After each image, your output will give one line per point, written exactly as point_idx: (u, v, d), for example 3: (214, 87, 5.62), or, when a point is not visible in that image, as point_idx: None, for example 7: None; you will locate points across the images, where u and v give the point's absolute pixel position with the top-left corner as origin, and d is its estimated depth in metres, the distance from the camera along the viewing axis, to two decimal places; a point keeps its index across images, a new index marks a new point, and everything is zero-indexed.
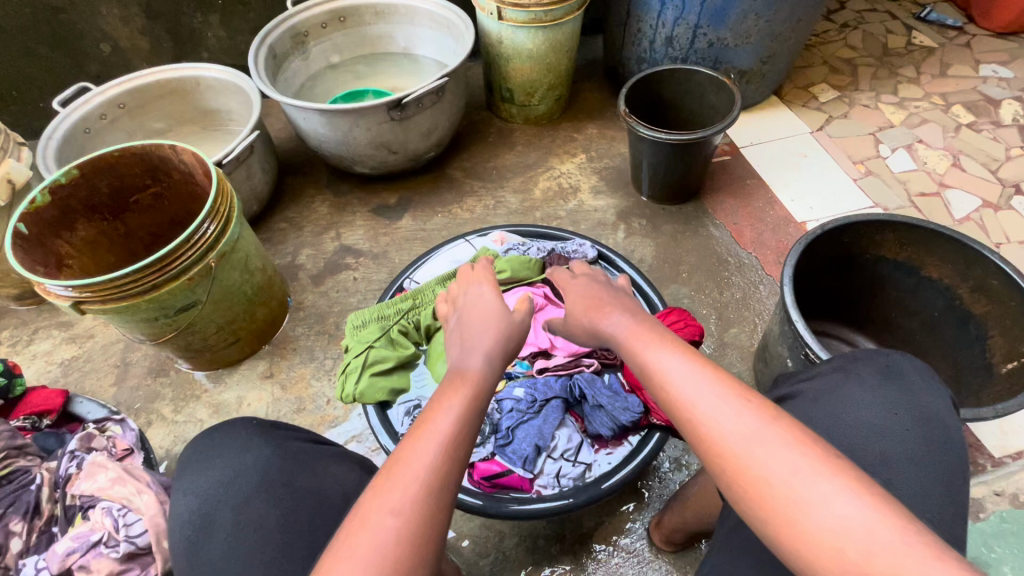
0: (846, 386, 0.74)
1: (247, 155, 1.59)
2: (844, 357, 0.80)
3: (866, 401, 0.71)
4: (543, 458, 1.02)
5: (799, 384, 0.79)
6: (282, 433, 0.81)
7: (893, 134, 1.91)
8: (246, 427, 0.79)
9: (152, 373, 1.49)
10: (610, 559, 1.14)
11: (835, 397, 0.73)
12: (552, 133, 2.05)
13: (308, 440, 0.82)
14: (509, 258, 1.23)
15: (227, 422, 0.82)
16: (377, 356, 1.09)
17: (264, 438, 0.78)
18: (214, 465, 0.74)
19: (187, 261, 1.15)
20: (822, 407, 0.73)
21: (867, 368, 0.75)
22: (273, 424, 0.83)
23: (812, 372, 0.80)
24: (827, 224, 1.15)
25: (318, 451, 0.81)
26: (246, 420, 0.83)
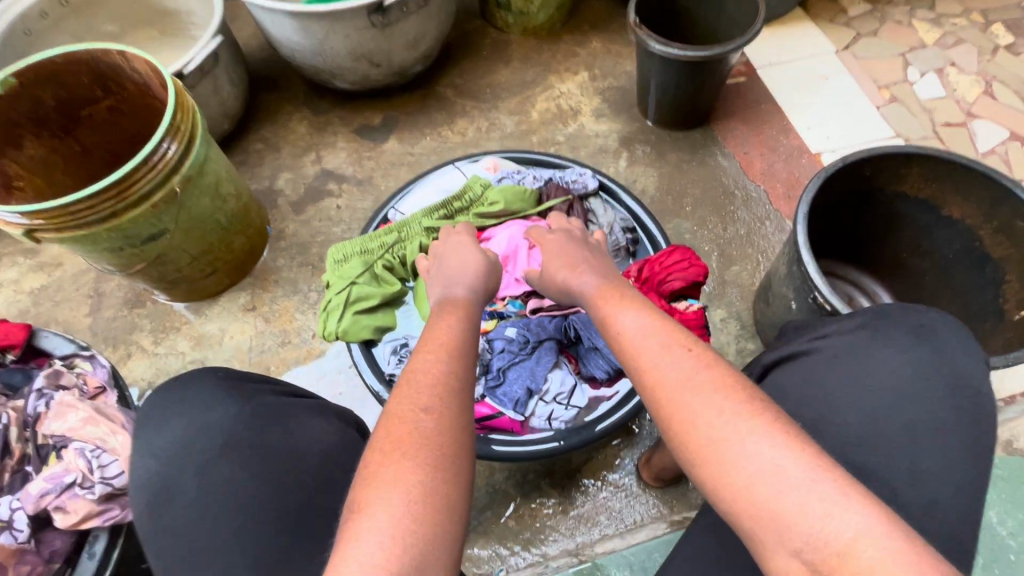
0: (872, 347, 0.64)
1: (213, 65, 1.42)
2: (868, 309, 0.69)
3: (893, 365, 0.62)
4: (535, 400, 0.99)
5: (818, 339, 0.68)
6: (251, 386, 0.75)
7: (924, 56, 1.75)
8: (212, 380, 0.73)
9: (128, 304, 1.43)
10: (598, 493, 1.16)
11: (857, 360, 0.63)
12: (552, 46, 1.85)
13: (280, 392, 0.77)
14: (502, 188, 1.12)
15: (187, 374, 0.75)
16: (361, 294, 1.03)
17: (231, 393, 0.72)
18: (175, 422, 0.69)
19: (148, 186, 1.05)
20: (841, 371, 0.64)
21: (896, 327, 0.65)
22: (240, 374, 0.77)
23: (832, 324, 0.69)
24: (850, 155, 1.06)
25: (292, 403, 0.76)
26: (213, 368, 0.77)
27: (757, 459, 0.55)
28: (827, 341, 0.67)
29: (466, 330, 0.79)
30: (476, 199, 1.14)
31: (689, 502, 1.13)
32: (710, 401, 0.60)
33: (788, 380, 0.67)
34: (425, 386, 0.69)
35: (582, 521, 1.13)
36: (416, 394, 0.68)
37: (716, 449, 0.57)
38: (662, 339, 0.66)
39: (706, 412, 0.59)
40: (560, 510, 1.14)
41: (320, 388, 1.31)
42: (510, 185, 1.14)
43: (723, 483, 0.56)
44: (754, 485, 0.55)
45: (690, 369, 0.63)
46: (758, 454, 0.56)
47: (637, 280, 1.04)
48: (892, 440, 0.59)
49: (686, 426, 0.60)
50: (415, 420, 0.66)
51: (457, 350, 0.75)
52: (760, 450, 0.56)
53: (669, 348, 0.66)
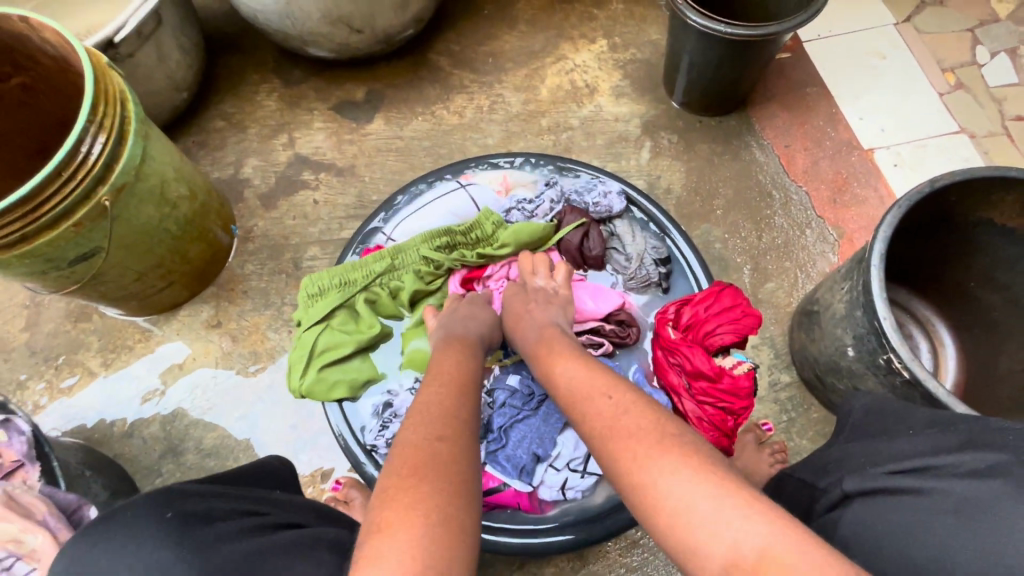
0: (1010, 505, 0.47)
1: (155, 27, 1.16)
2: (1000, 441, 0.53)
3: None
4: (543, 467, 0.90)
5: (921, 478, 0.54)
6: (210, 530, 0.53)
7: (995, 33, 1.51)
8: (146, 532, 0.50)
9: (70, 317, 1.23)
10: (612, 550, 1.03)
11: (990, 521, 0.47)
12: (565, 7, 1.58)
13: (250, 529, 0.56)
14: (515, 228, 0.94)
15: (107, 519, 0.51)
16: (333, 342, 0.89)
17: (175, 549, 0.49)
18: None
19: (69, 199, 0.84)
20: (964, 534, 0.48)
21: None
22: (194, 509, 0.54)
23: (941, 457, 0.54)
24: (939, 180, 0.88)
25: (271, 546, 0.54)
26: (156, 499, 0.54)
27: (689, 499, 0.50)
28: (940, 487, 0.52)
29: (474, 366, 0.73)
30: (484, 238, 0.97)
31: None
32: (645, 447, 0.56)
33: (884, 530, 0.53)
34: (436, 416, 0.60)
35: None
36: (427, 423, 0.59)
37: (654, 495, 0.52)
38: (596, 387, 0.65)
39: (641, 462, 0.55)
40: (568, 569, 1.02)
41: (298, 421, 1.15)
42: (525, 222, 0.95)
43: (671, 527, 0.50)
44: (695, 525, 0.49)
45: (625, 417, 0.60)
46: (692, 494, 0.50)
47: (676, 328, 0.87)
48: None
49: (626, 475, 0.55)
50: (429, 446, 0.56)
51: (466, 390, 0.67)
52: (702, 494, 0.50)
53: (604, 406, 0.62)
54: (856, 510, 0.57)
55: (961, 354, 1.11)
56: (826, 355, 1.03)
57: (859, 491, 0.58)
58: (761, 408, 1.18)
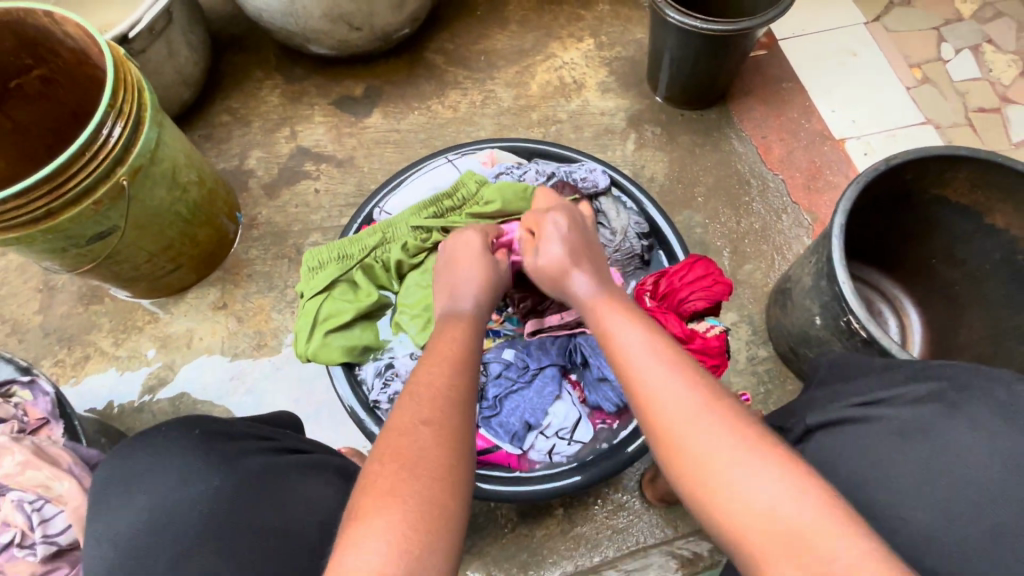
0: (946, 426, 0.53)
1: (165, 24, 1.23)
2: (937, 373, 0.58)
3: (972, 453, 0.50)
4: (534, 434, 0.96)
5: (873, 408, 0.59)
6: (235, 446, 0.64)
7: (960, 31, 1.60)
8: (183, 443, 0.62)
9: (82, 300, 1.29)
10: (599, 512, 1.09)
11: (928, 441, 0.53)
12: (554, 8, 1.66)
13: (269, 449, 0.67)
14: (499, 186, 1.01)
15: (151, 433, 0.64)
16: (333, 310, 0.96)
17: (205, 457, 0.61)
18: (140, 500, 0.58)
19: (91, 178, 0.90)
20: (907, 454, 0.54)
21: (977, 402, 0.53)
22: (222, 430, 0.66)
23: (890, 389, 0.59)
24: (894, 158, 0.95)
25: (285, 463, 0.65)
26: (189, 423, 0.66)
27: (748, 480, 0.50)
28: (888, 414, 0.57)
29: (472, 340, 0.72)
30: (470, 197, 1.03)
31: (694, 522, 1.08)
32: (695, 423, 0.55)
33: (839, 455, 0.58)
34: (428, 399, 0.62)
35: (581, 542, 1.07)
36: (415, 407, 0.61)
37: (708, 471, 0.52)
38: (657, 355, 0.61)
39: (702, 438, 0.54)
40: (558, 531, 1.08)
41: (302, 396, 1.21)
42: (510, 182, 1.03)
43: (717, 503, 0.51)
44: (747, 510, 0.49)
45: (685, 390, 0.57)
46: (752, 477, 0.50)
47: (653, 296, 0.94)
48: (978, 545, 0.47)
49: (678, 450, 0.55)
50: (413, 432, 0.58)
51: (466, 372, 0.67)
52: (742, 475, 0.51)
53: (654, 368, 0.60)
54: (817, 443, 0.61)
55: (926, 327, 1.18)
56: (798, 325, 1.09)
57: (819, 424, 0.62)
58: (740, 381, 1.24)
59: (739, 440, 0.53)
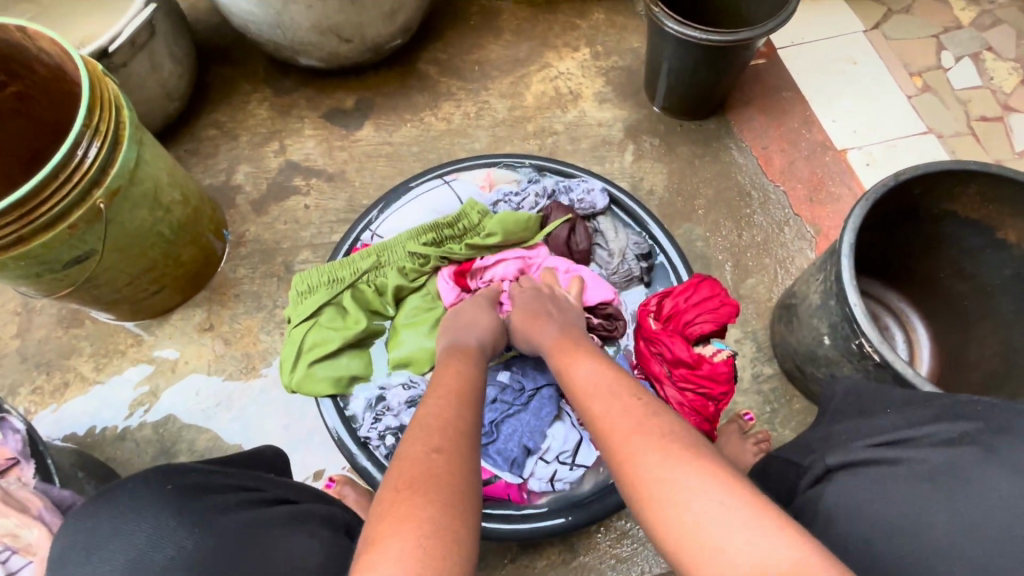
0: (977, 467, 0.48)
1: (147, 37, 1.19)
2: (967, 411, 0.54)
3: (1009, 496, 0.45)
4: (533, 460, 0.92)
5: (899, 448, 0.54)
6: (211, 501, 0.59)
7: (959, 38, 1.58)
8: (151, 498, 0.56)
9: (62, 322, 1.24)
10: (602, 541, 1.05)
11: (958, 483, 0.48)
12: (549, 17, 1.63)
13: (248, 502, 0.62)
14: (501, 216, 0.96)
15: (114, 488, 0.57)
16: (319, 338, 0.91)
17: (178, 514, 0.55)
18: (101, 570, 0.51)
19: (66, 201, 0.86)
20: (936, 497, 0.49)
21: (1015, 442, 0.48)
22: (197, 484, 0.60)
23: (916, 428, 0.55)
24: (902, 173, 0.92)
25: (267, 518, 0.60)
26: (158, 474, 0.60)
27: (697, 505, 0.48)
28: (915, 455, 0.53)
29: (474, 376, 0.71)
30: (472, 228, 1.00)
31: None
32: (665, 463, 0.52)
33: (860, 499, 0.53)
34: (435, 428, 0.59)
35: (584, 573, 1.03)
36: (427, 433, 0.58)
37: (657, 498, 0.50)
38: (613, 389, 0.62)
39: (654, 464, 0.53)
40: (559, 562, 1.04)
41: (291, 421, 1.16)
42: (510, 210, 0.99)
43: (669, 534, 0.49)
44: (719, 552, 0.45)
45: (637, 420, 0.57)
46: (721, 516, 0.47)
47: (657, 319, 0.91)
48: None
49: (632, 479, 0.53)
50: (425, 458, 0.55)
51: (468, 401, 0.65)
52: (716, 514, 0.47)
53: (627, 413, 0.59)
54: (838, 484, 0.56)
55: (935, 343, 1.15)
56: (806, 345, 1.06)
57: (841, 464, 0.57)
58: (744, 399, 1.21)
59: (691, 464, 0.51)
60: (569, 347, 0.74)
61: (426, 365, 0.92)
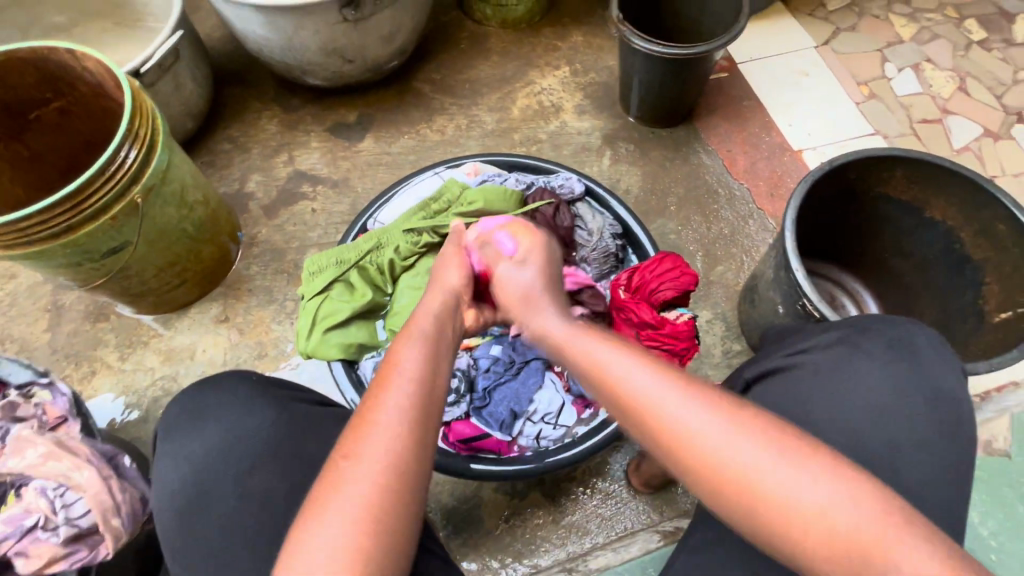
0: (855, 363, 0.62)
1: (173, 60, 1.33)
2: (843, 324, 0.67)
3: (877, 382, 0.60)
4: (521, 421, 1.03)
5: (799, 355, 0.66)
6: (286, 392, 0.79)
7: (900, 51, 1.76)
8: (245, 386, 0.77)
9: (89, 317, 1.35)
10: (588, 501, 1.15)
11: (841, 375, 0.62)
12: (532, 40, 1.80)
13: (306, 400, 0.80)
14: (482, 188, 1.10)
15: (218, 377, 0.79)
16: (330, 309, 1.03)
17: (263, 398, 0.76)
18: (209, 428, 0.73)
19: (108, 196, 0.98)
20: (830, 390, 0.61)
21: (877, 339, 0.63)
22: (273, 381, 0.80)
23: (809, 339, 0.67)
24: (836, 159, 1.06)
25: (320, 412, 0.79)
26: (247, 374, 0.81)
27: (787, 487, 0.53)
28: (810, 358, 0.64)
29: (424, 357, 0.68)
30: (455, 200, 1.12)
31: (678, 506, 1.14)
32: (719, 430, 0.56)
33: (773, 398, 0.64)
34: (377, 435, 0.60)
35: (572, 530, 1.12)
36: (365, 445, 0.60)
37: (743, 485, 0.54)
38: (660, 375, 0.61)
39: (733, 449, 0.55)
40: (549, 521, 1.13)
41: None
42: (491, 186, 1.12)
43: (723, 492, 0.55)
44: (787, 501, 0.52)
45: (704, 408, 0.58)
46: (775, 471, 0.53)
47: (627, 289, 1.03)
48: (881, 457, 0.57)
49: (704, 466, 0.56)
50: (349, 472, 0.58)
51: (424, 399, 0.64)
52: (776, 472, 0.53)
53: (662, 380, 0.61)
54: (756, 392, 0.66)
55: None
56: (764, 319, 1.19)
57: (756, 376, 0.68)
58: (715, 373, 1.32)
59: (770, 449, 0.54)
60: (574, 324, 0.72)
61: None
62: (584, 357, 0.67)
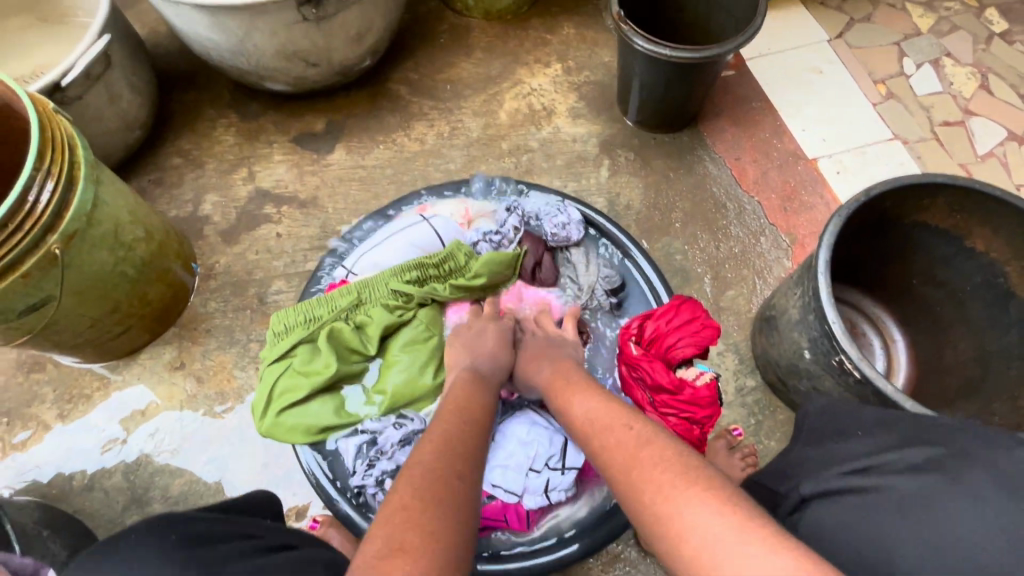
0: (944, 494, 0.52)
1: (103, 68, 1.15)
2: (937, 439, 0.58)
3: (975, 526, 0.49)
4: (527, 473, 0.92)
5: (870, 475, 0.58)
6: (218, 552, 0.61)
7: (919, 45, 1.62)
8: (160, 550, 0.57)
9: (23, 368, 1.18)
10: (596, 566, 1.04)
11: (926, 511, 0.52)
12: (520, 33, 1.62)
13: (250, 552, 0.63)
14: (486, 259, 0.98)
15: (122, 534, 0.59)
16: (289, 385, 0.92)
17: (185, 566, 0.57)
18: None
19: (19, 248, 0.82)
20: (905, 522, 0.52)
21: (976, 471, 0.52)
22: (199, 536, 0.62)
23: (886, 453, 0.59)
24: (873, 189, 0.93)
25: (273, 565, 0.62)
26: (161, 525, 0.61)
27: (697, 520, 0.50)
28: (883, 483, 0.56)
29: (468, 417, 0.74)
30: (457, 269, 1.00)
31: None
32: (652, 469, 0.57)
33: (840, 527, 0.56)
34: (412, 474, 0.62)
35: None
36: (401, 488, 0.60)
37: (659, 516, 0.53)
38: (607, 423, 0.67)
39: (650, 483, 0.56)
40: None
41: (270, 461, 1.12)
42: (495, 251, 1.00)
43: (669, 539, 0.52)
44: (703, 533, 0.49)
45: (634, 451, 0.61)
46: (690, 506, 0.52)
47: (639, 343, 0.93)
48: None
49: (640, 501, 0.56)
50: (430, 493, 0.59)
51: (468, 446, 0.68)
52: (698, 508, 0.51)
53: (620, 435, 0.65)
54: (814, 513, 0.60)
55: (911, 349, 1.17)
56: (786, 361, 1.07)
57: (814, 493, 0.61)
58: (729, 414, 1.21)
59: (682, 483, 0.54)
60: (563, 380, 0.81)
61: (403, 401, 0.94)
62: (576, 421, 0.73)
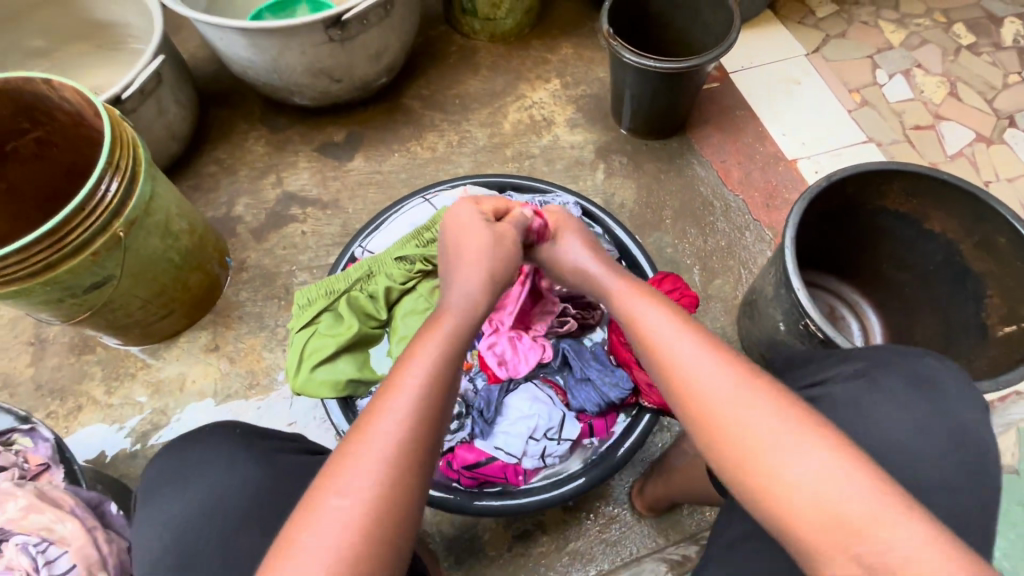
0: (871, 397, 0.62)
1: (155, 85, 1.31)
2: (862, 356, 0.68)
3: (895, 421, 0.60)
4: (526, 440, 1.02)
5: (817, 387, 0.67)
6: (273, 446, 0.75)
7: (891, 58, 1.75)
8: (229, 440, 0.73)
9: (74, 350, 1.31)
10: (592, 526, 1.12)
11: (859, 411, 0.62)
12: (522, 53, 1.78)
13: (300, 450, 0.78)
14: None
15: (203, 429, 0.75)
16: (317, 345, 1.04)
17: (250, 453, 0.72)
18: (192, 490, 0.68)
19: (90, 231, 0.96)
20: (844, 424, 0.62)
21: (893, 375, 0.63)
22: (259, 432, 0.77)
23: (827, 370, 0.68)
24: (833, 175, 1.05)
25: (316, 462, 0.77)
26: (229, 425, 0.77)
27: (805, 470, 0.54)
28: (825, 392, 0.65)
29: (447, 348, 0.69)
30: None
31: (684, 529, 1.11)
32: (754, 413, 0.59)
33: None
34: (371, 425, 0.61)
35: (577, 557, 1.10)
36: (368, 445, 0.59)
37: (759, 461, 0.57)
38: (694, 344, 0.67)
39: (755, 425, 0.58)
40: (554, 548, 1.11)
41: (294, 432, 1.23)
42: None
43: (763, 492, 0.56)
44: (811, 485, 0.53)
45: (731, 383, 0.62)
46: (798, 456, 0.55)
47: None
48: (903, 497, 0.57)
49: (727, 441, 0.59)
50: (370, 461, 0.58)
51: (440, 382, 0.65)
52: (806, 460, 0.55)
53: (710, 365, 0.64)
54: None
55: (885, 328, 1.26)
56: (766, 336, 1.17)
57: None
58: None
59: (798, 432, 0.56)
60: (634, 293, 0.81)
61: None
62: (638, 325, 0.74)
